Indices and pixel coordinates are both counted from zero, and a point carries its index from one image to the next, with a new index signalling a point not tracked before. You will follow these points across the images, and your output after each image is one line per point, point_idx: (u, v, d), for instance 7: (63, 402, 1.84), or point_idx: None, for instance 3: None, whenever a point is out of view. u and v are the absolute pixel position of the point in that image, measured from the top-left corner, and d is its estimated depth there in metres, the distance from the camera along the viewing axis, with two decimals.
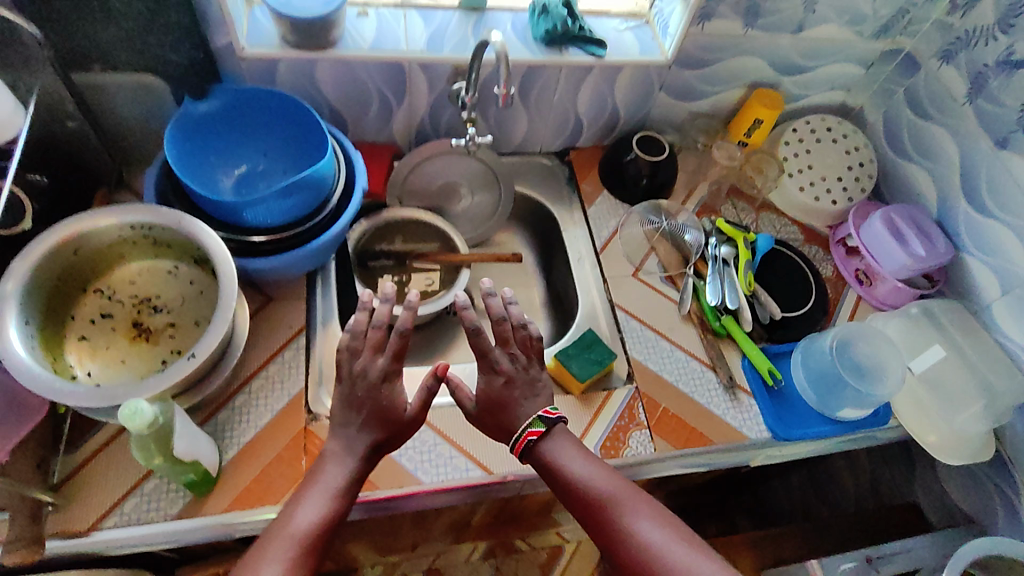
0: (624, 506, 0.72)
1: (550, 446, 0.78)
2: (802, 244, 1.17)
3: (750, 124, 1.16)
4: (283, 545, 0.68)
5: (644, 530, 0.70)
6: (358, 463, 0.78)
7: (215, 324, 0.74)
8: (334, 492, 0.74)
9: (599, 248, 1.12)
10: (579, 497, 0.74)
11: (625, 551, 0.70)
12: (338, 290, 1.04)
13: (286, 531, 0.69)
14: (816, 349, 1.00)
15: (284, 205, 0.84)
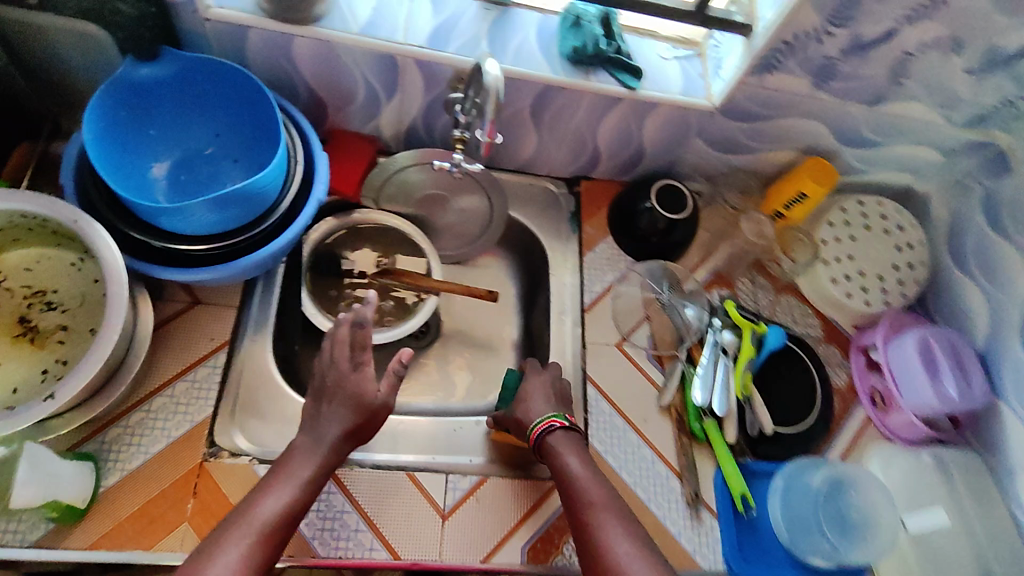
0: (607, 517, 0.71)
1: (557, 439, 0.79)
2: (819, 342, 1.01)
3: (792, 196, 0.99)
4: (243, 533, 0.63)
5: (619, 545, 0.69)
6: (330, 454, 0.71)
7: (90, 359, 0.63)
8: (305, 482, 0.69)
9: (586, 306, 0.98)
10: (569, 492, 0.75)
11: (597, 559, 0.69)
12: (281, 300, 0.92)
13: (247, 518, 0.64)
14: (803, 484, 0.87)
15: (213, 215, 0.71)
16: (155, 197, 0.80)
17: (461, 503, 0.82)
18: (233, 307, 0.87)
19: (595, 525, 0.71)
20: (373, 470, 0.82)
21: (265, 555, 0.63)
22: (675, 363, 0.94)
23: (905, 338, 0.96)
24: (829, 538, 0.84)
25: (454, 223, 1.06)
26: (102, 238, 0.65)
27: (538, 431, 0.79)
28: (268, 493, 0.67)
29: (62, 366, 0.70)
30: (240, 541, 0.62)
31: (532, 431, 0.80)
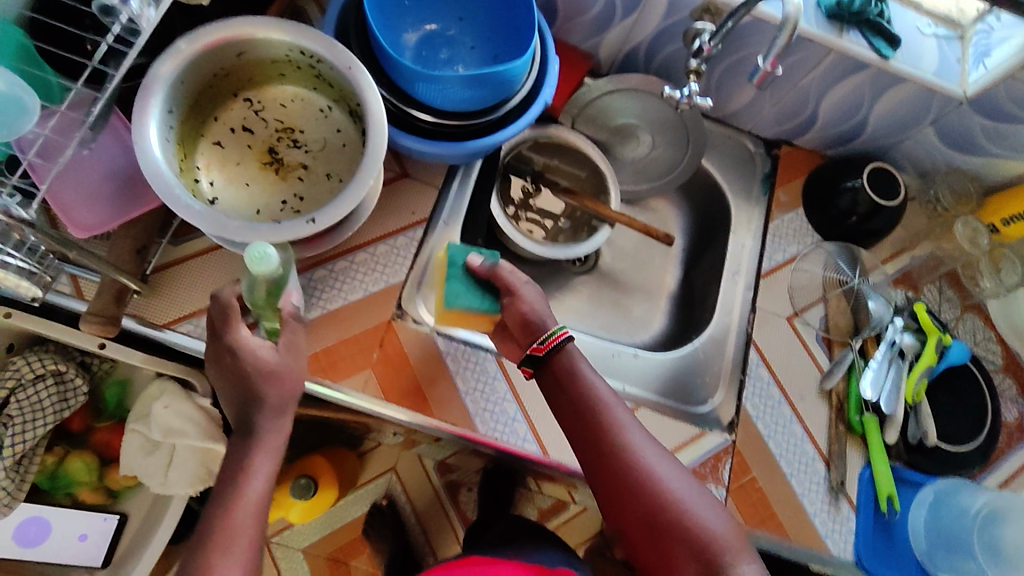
0: (625, 428, 0.71)
1: (569, 352, 0.75)
2: (997, 370, 0.96)
3: (1017, 211, 0.92)
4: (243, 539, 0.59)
5: (644, 456, 0.69)
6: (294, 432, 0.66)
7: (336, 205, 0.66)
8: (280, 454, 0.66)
9: (763, 272, 0.95)
10: (583, 408, 0.72)
11: (622, 476, 0.68)
12: (473, 193, 0.95)
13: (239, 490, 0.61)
14: (957, 504, 0.84)
15: (458, 91, 0.73)
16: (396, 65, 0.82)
17: None
18: (434, 188, 0.90)
19: (617, 443, 0.70)
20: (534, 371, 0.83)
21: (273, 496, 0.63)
22: (846, 352, 0.90)
23: None
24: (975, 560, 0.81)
25: (642, 161, 1.05)
26: (367, 83, 0.68)
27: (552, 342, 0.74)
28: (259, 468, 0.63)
29: (298, 201, 0.75)
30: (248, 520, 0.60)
31: (545, 342, 0.74)
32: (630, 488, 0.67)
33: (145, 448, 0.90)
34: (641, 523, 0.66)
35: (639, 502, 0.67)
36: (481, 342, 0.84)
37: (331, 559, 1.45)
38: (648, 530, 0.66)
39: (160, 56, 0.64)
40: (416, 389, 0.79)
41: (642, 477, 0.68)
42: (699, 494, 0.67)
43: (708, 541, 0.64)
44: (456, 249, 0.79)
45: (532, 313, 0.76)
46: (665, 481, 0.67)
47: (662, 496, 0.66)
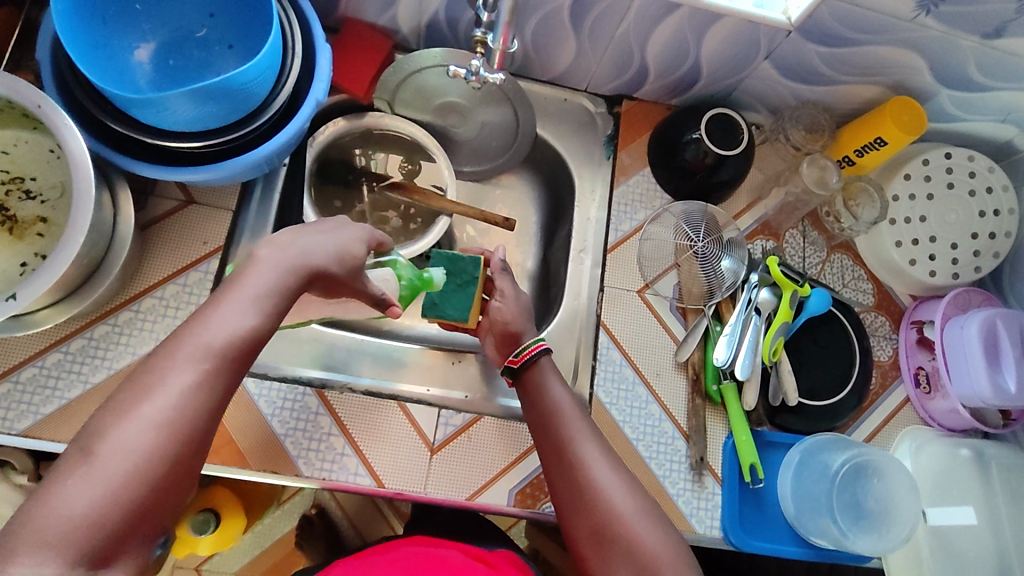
0: (581, 435, 0.69)
1: (541, 365, 0.75)
2: (868, 309, 0.91)
3: (867, 141, 0.85)
4: (191, 358, 0.50)
5: (595, 464, 0.66)
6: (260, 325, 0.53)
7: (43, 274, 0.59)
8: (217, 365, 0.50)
9: (609, 246, 0.89)
10: (546, 417, 0.71)
11: (575, 482, 0.66)
12: (283, 206, 0.86)
13: (195, 337, 0.50)
14: (819, 464, 0.80)
15: (192, 110, 0.63)
16: (136, 84, 0.70)
17: (451, 439, 0.78)
18: (228, 211, 0.81)
19: (573, 449, 0.68)
20: (363, 397, 0.78)
21: (226, 386, 0.51)
22: (699, 319, 0.85)
23: (968, 318, 0.84)
24: (836, 523, 0.77)
25: (477, 137, 0.96)
26: (62, 120, 0.59)
27: (530, 353, 0.74)
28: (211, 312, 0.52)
29: (41, 260, 0.66)
30: (188, 374, 0.49)
31: (520, 355, 0.75)
32: (578, 498, 0.65)
33: None
34: (587, 530, 0.64)
35: (587, 512, 0.64)
36: (307, 374, 0.79)
37: None
38: (591, 542, 0.63)
39: None
40: (227, 440, 0.73)
41: (589, 486, 0.65)
42: (647, 512, 0.64)
43: (649, 559, 0.60)
44: (437, 258, 0.79)
45: (514, 327, 0.78)
46: (616, 496, 0.64)
47: (612, 509, 0.63)
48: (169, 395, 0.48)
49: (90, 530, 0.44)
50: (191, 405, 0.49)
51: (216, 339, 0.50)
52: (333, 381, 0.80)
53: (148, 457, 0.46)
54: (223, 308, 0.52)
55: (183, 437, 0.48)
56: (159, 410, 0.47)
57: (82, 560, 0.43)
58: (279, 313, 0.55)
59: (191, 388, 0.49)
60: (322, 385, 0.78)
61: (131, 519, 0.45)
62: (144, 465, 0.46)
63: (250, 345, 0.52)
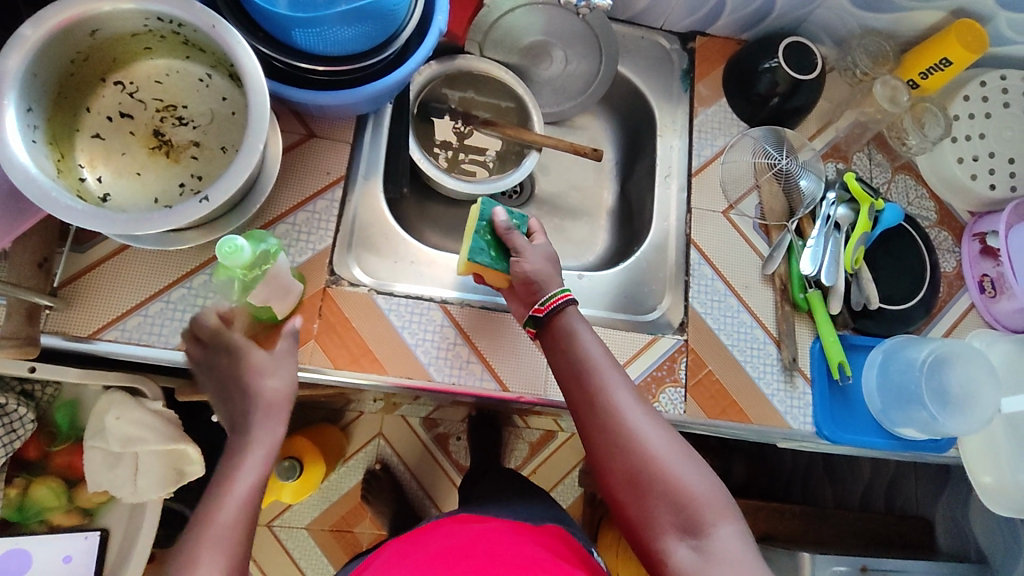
0: (613, 385, 0.71)
1: (567, 316, 0.75)
2: (932, 224, 0.98)
3: (932, 63, 0.92)
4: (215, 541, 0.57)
5: (632, 413, 0.69)
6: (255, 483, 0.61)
7: (221, 186, 0.63)
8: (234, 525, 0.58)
9: (694, 171, 0.95)
10: (579, 368, 0.72)
11: (610, 432, 0.69)
12: (389, 143, 0.92)
13: (211, 524, 0.58)
14: (905, 358, 0.86)
15: (346, 33, 0.68)
16: None
17: None
18: (347, 143, 0.86)
19: (608, 398, 0.70)
20: (480, 309, 0.83)
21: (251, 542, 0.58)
22: (783, 234, 0.91)
23: None
24: (927, 409, 0.83)
25: (559, 77, 1.02)
26: (237, 40, 0.64)
27: (554, 304, 0.74)
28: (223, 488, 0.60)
29: (198, 181, 0.72)
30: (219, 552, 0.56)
31: (545, 304, 0.75)
32: (616, 445, 0.68)
33: (107, 462, 0.87)
34: (623, 476, 0.68)
35: (623, 457, 0.68)
36: (424, 291, 0.84)
37: (335, 530, 1.41)
38: (629, 485, 0.67)
39: (4, 47, 0.58)
40: (364, 350, 0.78)
41: (626, 435, 0.68)
42: (682, 454, 0.67)
43: (689, 500, 0.65)
44: (486, 205, 0.82)
45: (535, 274, 0.77)
46: (652, 441, 0.68)
47: (648, 454, 0.67)
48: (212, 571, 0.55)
49: None
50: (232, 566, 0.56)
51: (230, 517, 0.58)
52: (450, 297, 0.84)
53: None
54: (240, 480, 0.60)
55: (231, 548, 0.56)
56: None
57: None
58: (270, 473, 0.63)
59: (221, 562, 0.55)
60: (444, 300, 0.83)
61: None
62: None
63: (253, 506, 0.60)
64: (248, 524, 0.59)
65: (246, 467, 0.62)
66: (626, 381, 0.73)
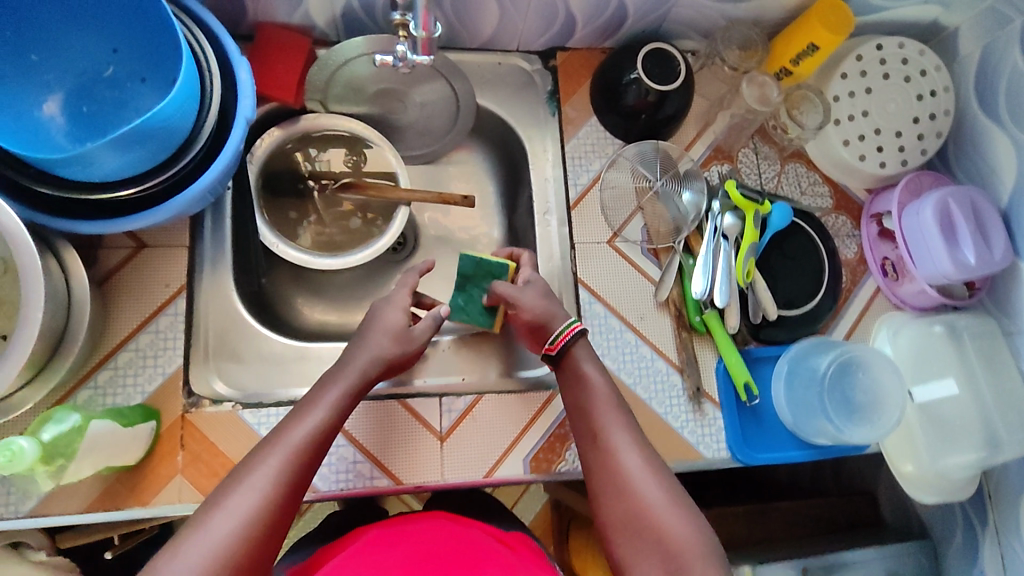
0: (615, 423, 0.68)
1: (577, 352, 0.74)
2: (827, 212, 0.94)
3: (800, 50, 0.85)
4: (280, 453, 0.59)
5: (627, 455, 0.65)
6: (331, 415, 0.64)
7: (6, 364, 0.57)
8: (297, 450, 0.60)
9: (572, 203, 0.89)
10: (583, 404, 0.70)
11: (609, 470, 0.65)
12: (238, 231, 0.84)
13: (284, 439, 0.61)
14: (807, 369, 0.84)
15: (120, 158, 0.60)
16: (54, 140, 0.67)
17: (458, 424, 0.80)
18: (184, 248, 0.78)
19: (607, 437, 0.67)
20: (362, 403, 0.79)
21: (305, 467, 0.60)
22: (672, 256, 0.87)
23: (923, 202, 0.87)
24: (830, 420, 0.81)
25: (418, 119, 0.94)
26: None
27: (563, 338, 0.73)
28: (302, 414, 0.63)
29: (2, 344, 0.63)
30: (271, 463, 0.58)
31: (555, 341, 0.73)
32: (610, 485, 0.64)
33: None
34: (618, 515, 0.63)
35: (618, 498, 0.63)
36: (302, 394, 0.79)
37: None
38: (621, 531, 0.62)
39: None
40: None
41: (621, 475, 0.64)
42: (673, 499, 0.62)
43: (676, 548, 0.59)
44: (466, 264, 0.82)
45: (538, 317, 0.76)
46: (643, 485, 0.63)
47: (639, 497, 0.62)
48: (252, 491, 0.56)
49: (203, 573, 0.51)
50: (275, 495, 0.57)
51: (299, 436, 0.61)
52: None
53: (245, 520, 0.54)
54: (314, 409, 0.64)
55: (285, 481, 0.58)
56: (242, 505, 0.55)
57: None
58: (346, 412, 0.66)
59: (274, 471, 0.58)
60: None
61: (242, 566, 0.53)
62: (244, 530, 0.54)
63: (323, 439, 0.62)
64: (310, 457, 0.61)
65: (326, 397, 0.65)
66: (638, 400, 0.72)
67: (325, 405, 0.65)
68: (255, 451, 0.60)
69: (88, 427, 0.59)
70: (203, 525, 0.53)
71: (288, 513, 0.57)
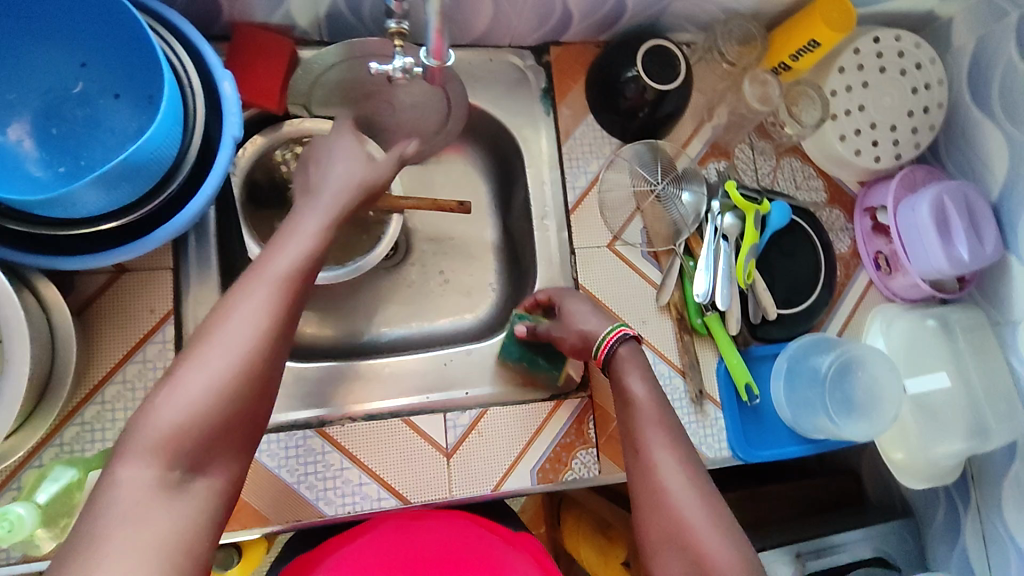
0: (650, 437, 0.65)
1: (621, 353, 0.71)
2: (822, 206, 0.94)
3: (802, 45, 0.84)
4: (260, 287, 0.55)
5: (665, 469, 0.62)
6: (318, 245, 0.59)
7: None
8: (279, 291, 0.55)
9: (571, 207, 0.87)
10: (629, 420, 0.67)
11: (653, 487, 0.61)
12: (222, 247, 0.80)
13: (261, 272, 0.55)
14: (810, 367, 0.85)
15: (103, 200, 0.58)
16: (23, 168, 0.62)
17: (463, 440, 0.79)
18: (168, 270, 0.74)
19: (648, 451, 0.64)
20: (365, 423, 0.77)
21: (294, 304, 0.56)
22: (672, 259, 0.86)
23: (918, 198, 0.87)
24: (830, 417, 0.83)
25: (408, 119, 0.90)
26: None
27: (608, 344, 0.71)
28: (281, 240, 0.58)
29: None
30: (255, 302, 0.54)
31: (601, 352, 0.72)
32: (648, 503, 0.61)
33: None
34: (659, 534, 0.60)
35: (654, 512, 0.60)
36: (302, 417, 0.77)
37: None
38: (659, 545, 0.59)
39: None
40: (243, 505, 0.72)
41: (657, 489, 0.61)
42: (714, 518, 0.59)
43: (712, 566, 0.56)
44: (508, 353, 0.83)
45: (579, 335, 0.75)
46: (685, 503, 0.60)
47: (677, 514, 0.59)
48: (236, 334, 0.52)
49: (178, 435, 0.48)
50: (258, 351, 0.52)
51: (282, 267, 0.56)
52: (329, 416, 0.78)
53: (233, 374, 0.51)
54: (292, 239, 0.59)
55: (264, 354, 0.53)
56: (222, 360, 0.51)
57: (176, 464, 0.48)
58: (326, 249, 0.60)
59: (261, 314, 0.53)
60: (322, 424, 0.77)
61: (215, 429, 0.50)
62: (216, 393, 0.50)
63: (306, 274, 0.58)
64: (293, 300, 0.56)
65: (298, 228, 0.60)
66: (673, 421, 0.66)
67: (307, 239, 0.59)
68: (234, 286, 0.54)
69: (85, 480, 0.58)
70: (188, 372, 0.50)
71: (270, 367, 0.53)
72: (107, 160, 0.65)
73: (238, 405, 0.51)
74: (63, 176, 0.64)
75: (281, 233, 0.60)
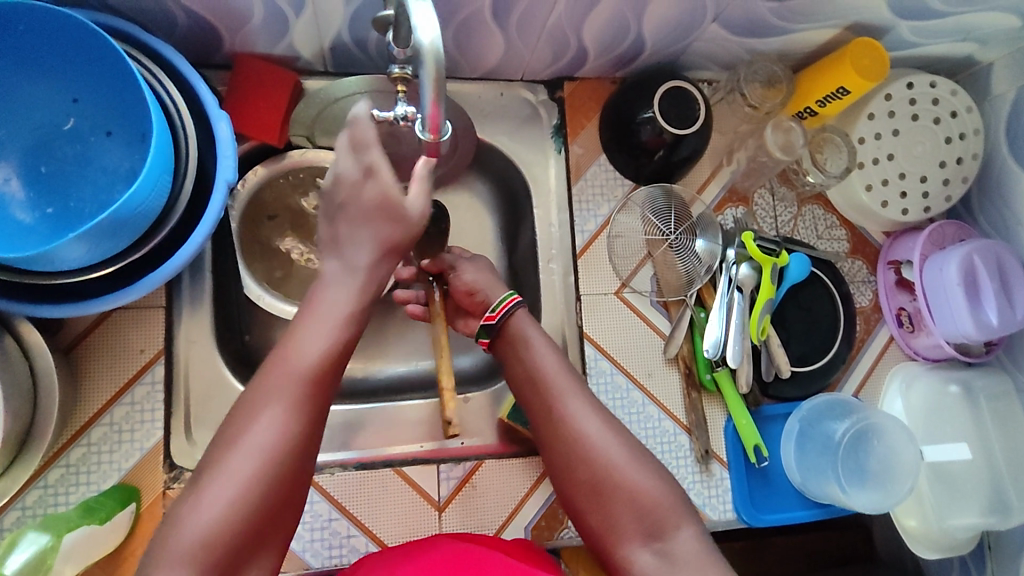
0: (558, 390, 0.66)
1: (519, 320, 0.71)
2: (844, 257, 0.89)
3: (829, 91, 0.79)
4: (244, 456, 0.52)
5: (577, 418, 0.64)
6: (300, 419, 0.54)
7: None
8: (266, 456, 0.52)
9: (578, 251, 0.84)
10: (537, 387, 0.67)
11: (570, 444, 0.63)
12: (217, 283, 0.78)
13: (243, 439, 0.52)
14: (823, 431, 0.82)
15: (88, 253, 0.56)
16: (10, 211, 0.60)
17: (456, 493, 0.76)
18: (159, 308, 0.72)
19: (562, 407, 0.65)
20: (356, 472, 0.75)
21: (278, 477, 0.52)
22: (683, 310, 0.83)
23: (946, 257, 0.82)
24: (840, 485, 0.79)
25: (414, 151, 0.86)
26: None
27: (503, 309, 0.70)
28: (256, 412, 0.54)
29: None
30: (239, 473, 0.51)
31: (498, 309, 0.71)
32: (569, 464, 0.63)
33: None
34: (632, 522, 0.60)
35: (583, 467, 0.62)
36: None
37: None
38: (591, 498, 0.62)
39: None
40: None
41: (576, 445, 0.63)
42: (635, 456, 0.62)
43: (651, 505, 0.60)
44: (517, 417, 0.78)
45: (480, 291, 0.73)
46: (602, 447, 0.62)
47: (600, 464, 0.62)
48: (218, 504, 0.50)
49: None
50: (248, 514, 0.50)
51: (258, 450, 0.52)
52: (320, 463, 0.75)
53: (218, 544, 0.48)
54: (261, 417, 0.53)
55: (259, 510, 0.51)
56: (205, 531, 0.49)
57: None
58: (308, 419, 0.55)
59: (254, 477, 0.51)
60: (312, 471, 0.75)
61: None
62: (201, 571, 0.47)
63: (296, 437, 0.54)
64: (287, 457, 0.53)
65: (271, 405, 0.54)
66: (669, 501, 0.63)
67: (289, 401, 0.55)
68: (218, 453, 0.52)
69: (60, 543, 0.58)
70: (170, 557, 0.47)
71: (261, 530, 0.51)
72: (96, 201, 0.63)
73: (268, 508, 0.52)
74: (50, 218, 0.61)
75: (260, 392, 0.55)
